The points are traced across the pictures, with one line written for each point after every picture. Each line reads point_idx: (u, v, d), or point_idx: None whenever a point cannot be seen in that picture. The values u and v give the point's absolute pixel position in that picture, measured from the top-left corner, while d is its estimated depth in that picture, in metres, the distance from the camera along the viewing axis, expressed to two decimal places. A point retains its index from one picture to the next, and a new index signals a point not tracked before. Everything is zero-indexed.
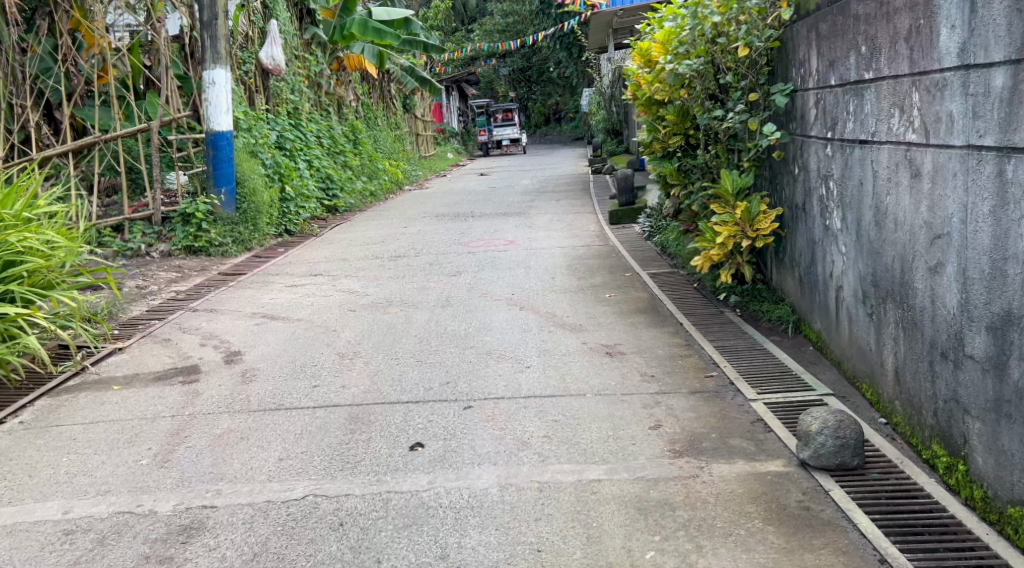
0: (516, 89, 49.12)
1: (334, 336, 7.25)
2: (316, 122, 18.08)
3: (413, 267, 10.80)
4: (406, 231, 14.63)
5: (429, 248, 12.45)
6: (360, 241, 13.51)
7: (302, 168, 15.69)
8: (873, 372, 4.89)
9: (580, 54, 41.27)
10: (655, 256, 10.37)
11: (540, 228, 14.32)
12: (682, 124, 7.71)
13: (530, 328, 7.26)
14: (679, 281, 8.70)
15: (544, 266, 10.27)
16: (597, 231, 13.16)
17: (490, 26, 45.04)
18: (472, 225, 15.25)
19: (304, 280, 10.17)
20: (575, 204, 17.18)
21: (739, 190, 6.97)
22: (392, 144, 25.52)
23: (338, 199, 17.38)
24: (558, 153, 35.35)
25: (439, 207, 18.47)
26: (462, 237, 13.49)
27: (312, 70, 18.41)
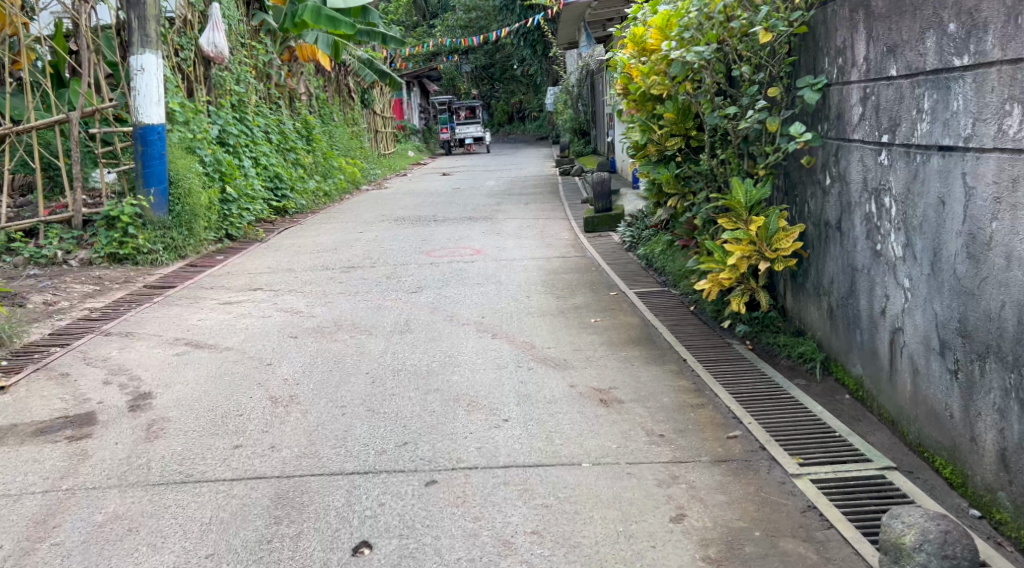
0: (479, 87, 47.95)
1: (269, 373, 6.09)
2: (265, 116, 16.88)
3: (367, 281, 9.61)
4: (362, 237, 13.44)
5: (386, 256, 11.35)
6: (310, 248, 12.38)
7: (247, 168, 14.63)
8: (954, 444, 3.82)
9: (545, 51, 40.22)
10: (639, 271, 9.27)
11: (507, 235, 13.22)
12: (683, 123, 6.53)
13: (506, 364, 6.05)
14: (673, 303, 7.56)
15: (516, 282, 9.13)
16: (572, 240, 12.09)
17: (452, 22, 43.89)
18: (435, 231, 14.08)
19: (242, 296, 8.98)
20: (545, 209, 16.10)
21: (754, 202, 5.77)
22: (348, 141, 24.26)
23: (287, 199, 16.22)
24: (523, 153, 34.30)
25: (398, 209, 17.36)
26: (425, 245, 12.36)
27: (260, 59, 17.17)
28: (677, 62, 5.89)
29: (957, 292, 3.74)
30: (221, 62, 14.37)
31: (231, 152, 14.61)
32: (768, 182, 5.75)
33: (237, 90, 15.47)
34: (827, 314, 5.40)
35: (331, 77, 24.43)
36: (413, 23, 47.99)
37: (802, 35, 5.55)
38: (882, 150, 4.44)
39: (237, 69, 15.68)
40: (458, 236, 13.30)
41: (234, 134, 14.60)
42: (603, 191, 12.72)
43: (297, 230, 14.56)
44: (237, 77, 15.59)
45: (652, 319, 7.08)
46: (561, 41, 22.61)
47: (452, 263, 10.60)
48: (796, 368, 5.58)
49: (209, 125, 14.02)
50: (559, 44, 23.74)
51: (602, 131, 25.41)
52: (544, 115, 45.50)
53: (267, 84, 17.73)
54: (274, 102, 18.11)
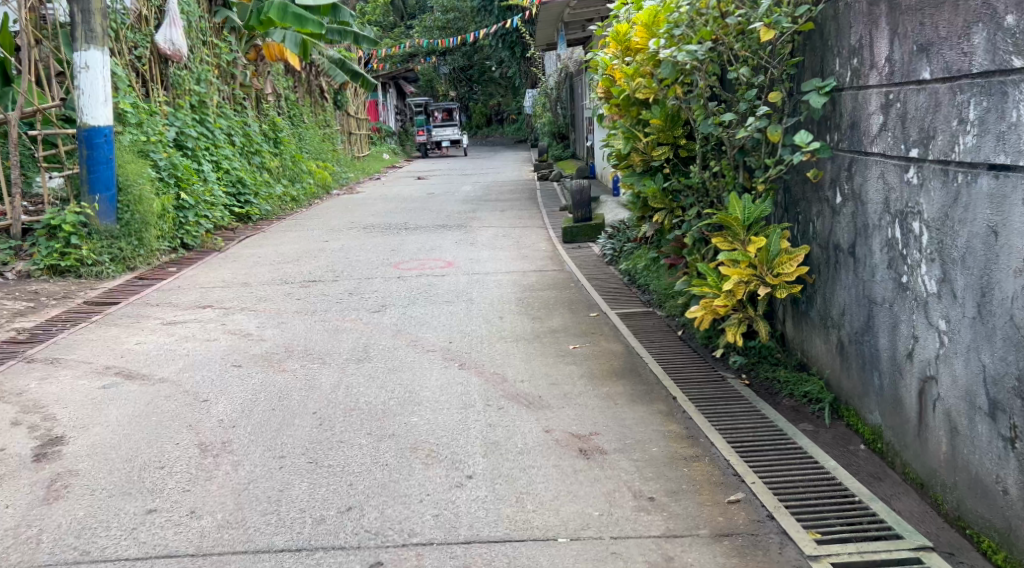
0: (457, 89, 47.25)
1: (202, 413, 5.45)
2: (228, 118, 16.15)
3: (326, 299, 8.91)
4: (328, 246, 12.75)
5: (352, 268, 10.65)
6: (270, 260, 11.66)
7: (207, 172, 13.91)
8: (1010, 524, 3.23)
9: (524, 53, 39.57)
10: (621, 288, 8.61)
11: (481, 245, 12.53)
12: (671, 131, 5.84)
13: (474, 403, 5.34)
14: (660, 327, 6.86)
15: (487, 300, 8.44)
16: (550, 252, 11.41)
17: (429, 22, 43.24)
18: (406, 240, 13.39)
19: (190, 317, 8.28)
20: (522, 217, 15.40)
21: (752, 221, 5.07)
22: (320, 144, 23.59)
23: (251, 206, 15.54)
24: (501, 156, 33.62)
25: (369, 215, 16.64)
26: (394, 256, 11.66)
27: (223, 57, 16.44)
28: (666, 63, 5.19)
29: (1017, 344, 3.14)
30: (179, 60, 13.87)
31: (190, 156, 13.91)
32: (769, 199, 5.07)
33: (197, 90, 14.76)
34: (836, 349, 4.73)
35: (301, 78, 23.74)
36: (390, 24, 47.28)
37: (808, 32, 4.84)
38: (909, 166, 3.77)
39: (196, 68, 14.95)
40: (429, 246, 12.58)
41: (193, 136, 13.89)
42: (582, 200, 12.04)
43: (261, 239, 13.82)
44: (197, 77, 14.89)
45: (636, 347, 6.37)
46: (539, 42, 21.95)
47: (421, 278, 9.91)
48: (799, 410, 4.89)
49: (165, 128, 13.32)
50: (537, 46, 23.06)
51: (582, 136, 24.75)
52: (524, 117, 44.84)
53: (232, 83, 16.99)
54: (239, 103, 17.37)
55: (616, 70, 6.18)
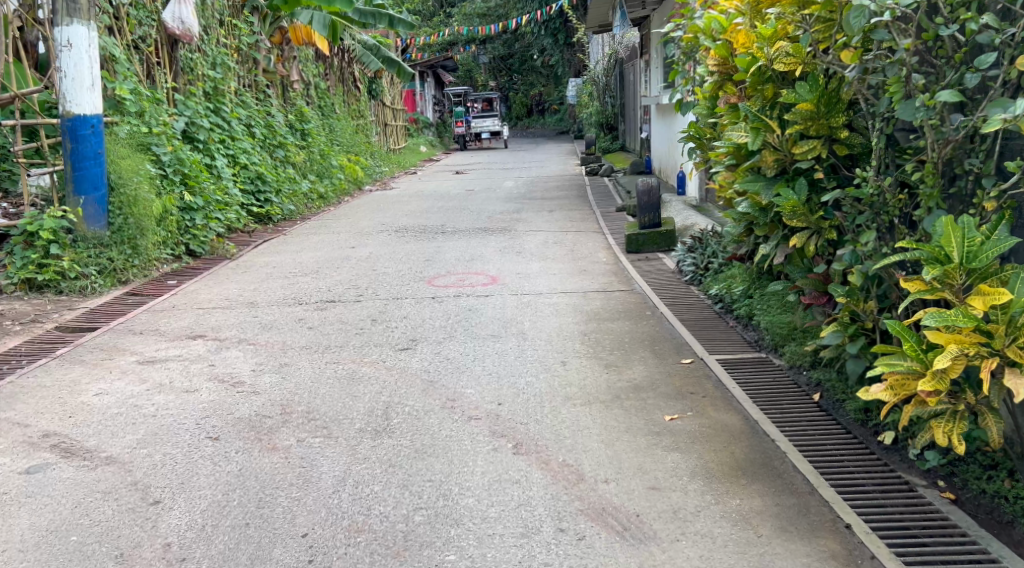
0: (496, 79, 45.56)
1: (149, 534, 3.73)
2: (249, 107, 14.49)
3: (345, 328, 7.18)
4: (355, 254, 11.09)
5: (382, 285, 8.93)
6: (286, 270, 10.02)
7: (221, 168, 12.26)
8: None
9: (568, 40, 37.84)
10: (714, 321, 6.87)
11: (532, 253, 10.82)
12: (827, 118, 4.20)
13: (540, 523, 3.66)
14: (789, 393, 5.13)
15: (544, 334, 6.70)
16: (613, 265, 9.66)
17: (469, 10, 41.65)
18: (444, 246, 11.70)
19: (175, 354, 6.54)
20: (574, 218, 13.68)
21: (978, 262, 3.42)
22: (351, 135, 21.92)
23: (272, 205, 13.88)
24: (543, 149, 31.90)
25: (403, 216, 14.95)
26: (432, 268, 9.94)
27: (243, 39, 14.70)
28: (854, 12, 3.63)
29: None
30: (190, 42, 12.07)
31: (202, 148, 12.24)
32: (1004, 224, 3.46)
33: (212, 75, 12.99)
34: None
35: (332, 65, 22.07)
36: (428, 12, 45.73)
37: None
38: None
39: (211, 49, 13.18)
40: (473, 255, 10.85)
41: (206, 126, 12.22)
42: (650, 203, 10.26)
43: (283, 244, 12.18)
44: (212, 60, 13.15)
45: (763, 425, 4.64)
46: (591, 23, 20.16)
47: (462, 298, 8.20)
48: None
49: (172, 117, 11.60)
50: (589, 28, 21.22)
51: (633, 127, 22.94)
52: (566, 107, 43.12)
53: (253, 69, 15.27)
54: (262, 90, 15.67)
55: (745, 35, 4.59)
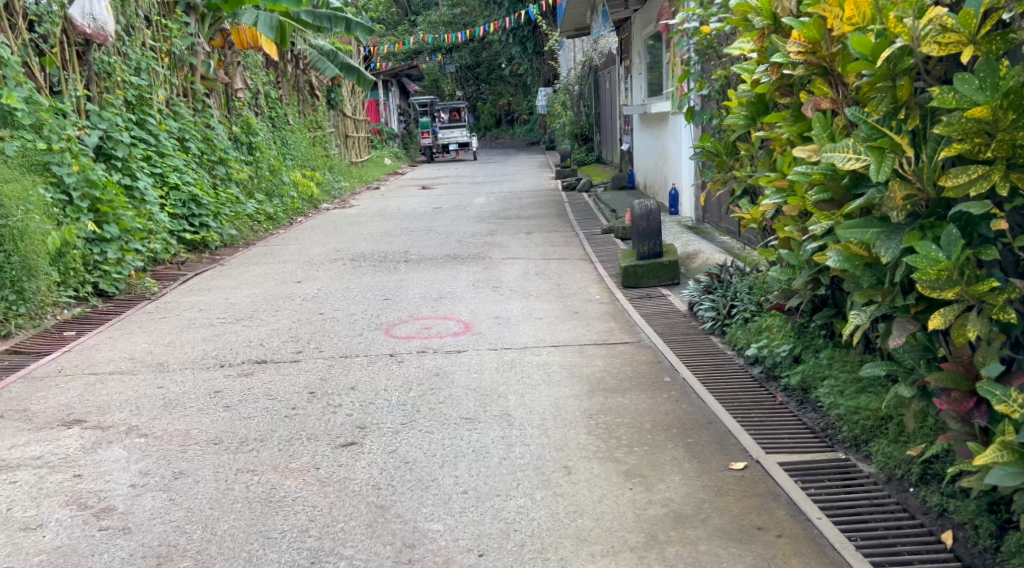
0: (463, 88, 43.95)
1: None
2: (185, 118, 13.15)
3: (271, 405, 5.52)
4: (302, 291, 9.45)
5: (329, 338, 7.27)
6: (215, 315, 8.37)
7: (146, 188, 10.73)
8: None
9: (537, 49, 36.38)
10: (754, 393, 5.43)
11: (511, 287, 9.22)
12: (1007, 130, 3.22)
13: None
14: (902, 528, 3.73)
15: (535, 418, 5.10)
16: (608, 303, 8.11)
17: (434, 17, 40.15)
18: (407, 280, 10.09)
19: (35, 452, 4.79)
20: (555, 243, 12.10)
21: None
22: (304, 148, 20.24)
23: (208, 230, 12.58)
24: (513, 161, 30.29)
25: (360, 241, 13.36)
26: (391, 310, 8.30)
27: (176, 42, 13.40)
28: None
29: None
30: (106, 43, 10.33)
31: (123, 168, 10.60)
32: None
33: (135, 82, 11.63)
34: None
35: (284, 73, 20.78)
36: (393, 20, 44.11)
37: None
38: None
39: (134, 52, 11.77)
40: (442, 291, 9.22)
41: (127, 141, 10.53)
42: (650, 229, 8.60)
43: (220, 280, 10.52)
44: (135, 64, 11.70)
45: None
46: (567, 26, 18.65)
47: (427, 357, 6.57)
48: None
49: (82, 132, 9.88)
50: (564, 32, 19.70)
51: (611, 138, 21.34)
52: (536, 118, 41.66)
53: (189, 77, 14.02)
54: (200, 100, 14.35)
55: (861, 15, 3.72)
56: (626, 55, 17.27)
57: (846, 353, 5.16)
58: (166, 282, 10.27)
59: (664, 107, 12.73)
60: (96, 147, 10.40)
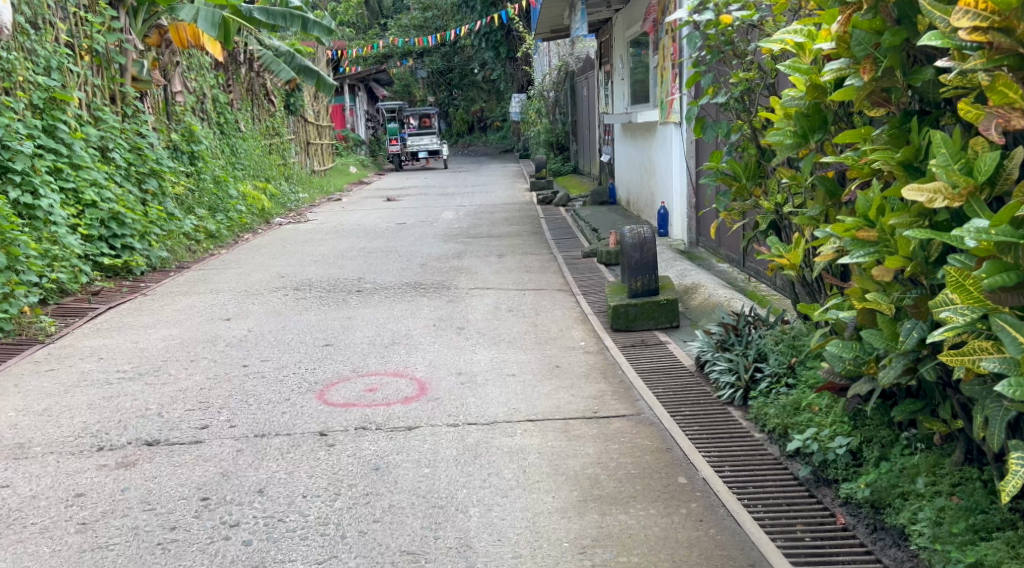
0: (435, 94, 42.64)
1: None
2: (110, 124, 12.26)
3: (143, 523, 4.15)
4: (227, 338, 8.14)
5: (241, 414, 5.88)
6: (114, 369, 7.30)
7: (52, 206, 10.12)
8: None
9: (510, 54, 34.95)
10: (805, 507, 3.94)
11: (478, 328, 7.78)
12: None
13: None
14: None
15: (506, 552, 3.69)
16: (596, 351, 6.69)
17: (405, 21, 38.82)
18: (356, 315, 8.74)
19: None
20: (529, 269, 10.68)
21: None
22: (255, 158, 19.05)
23: (133, 254, 11.81)
24: (487, 170, 28.93)
25: (309, 264, 11.97)
26: (330, 364, 6.90)
27: (98, 39, 12.53)
28: None
29: None
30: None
31: (22, 183, 10.00)
32: None
33: (42, 83, 10.78)
34: None
35: (236, 76, 19.48)
36: (364, 24, 42.79)
37: None
38: None
39: (43, 49, 11.04)
40: (396, 332, 7.80)
41: (26, 153, 9.94)
42: (645, 261, 7.11)
43: (136, 324, 9.12)
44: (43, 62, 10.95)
45: None
46: (543, 28, 17.31)
47: (366, 439, 5.13)
48: None
49: None
50: (541, 34, 18.29)
51: (590, 147, 19.99)
52: (510, 124, 40.21)
53: (117, 79, 13.00)
54: (131, 105, 13.38)
55: None
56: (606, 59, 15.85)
57: (943, 457, 3.63)
58: (69, 319, 9.43)
59: (652, 116, 11.30)
60: None
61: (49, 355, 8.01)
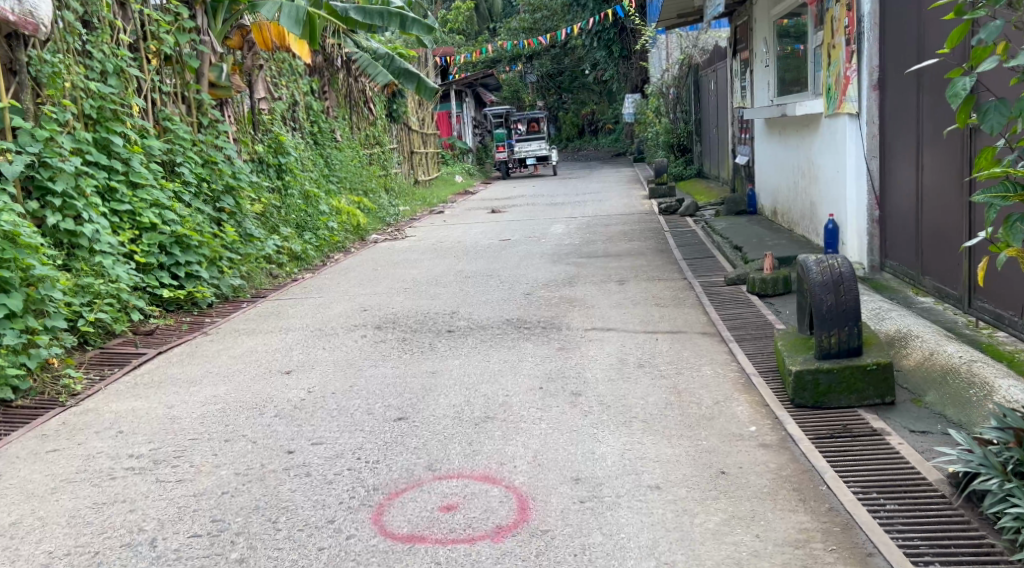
0: (545, 98, 40.72)
1: None
2: (180, 135, 10.27)
3: None
4: (272, 396, 6.28)
5: (260, 552, 4.07)
6: (129, 448, 5.32)
7: (98, 232, 8.11)
8: None
9: (624, 53, 32.70)
10: None
11: (600, 395, 5.78)
12: None
13: None
14: None
15: None
16: (784, 443, 4.75)
17: (514, 24, 36.97)
18: (442, 368, 6.77)
19: None
20: (659, 300, 8.63)
21: None
22: (351, 168, 17.41)
23: (200, 284, 9.53)
24: (602, 175, 26.79)
25: (398, 293, 10.13)
26: (398, 455, 4.93)
27: (166, 40, 10.37)
28: None
29: None
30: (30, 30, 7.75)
31: (64, 206, 8.06)
32: None
33: (97, 90, 8.65)
34: None
35: (330, 81, 17.92)
36: (473, 31, 41.10)
37: None
38: None
39: (98, 52, 8.87)
40: (491, 400, 5.82)
41: (70, 171, 8.01)
42: (842, 310, 5.25)
43: (179, 380, 6.83)
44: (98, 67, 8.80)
45: None
46: (667, 14, 15.15)
47: None
48: None
49: None
50: (665, 23, 16.13)
51: (719, 149, 17.72)
52: (623, 126, 37.86)
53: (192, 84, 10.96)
54: (208, 114, 11.24)
55: None
56: (744, 46, 13.63)
57: None
58: (106, 369, 7.24)
59: (815, 106, 9.38)
60: (25, 176, 7.88)
61: (60, 429, 5.84)
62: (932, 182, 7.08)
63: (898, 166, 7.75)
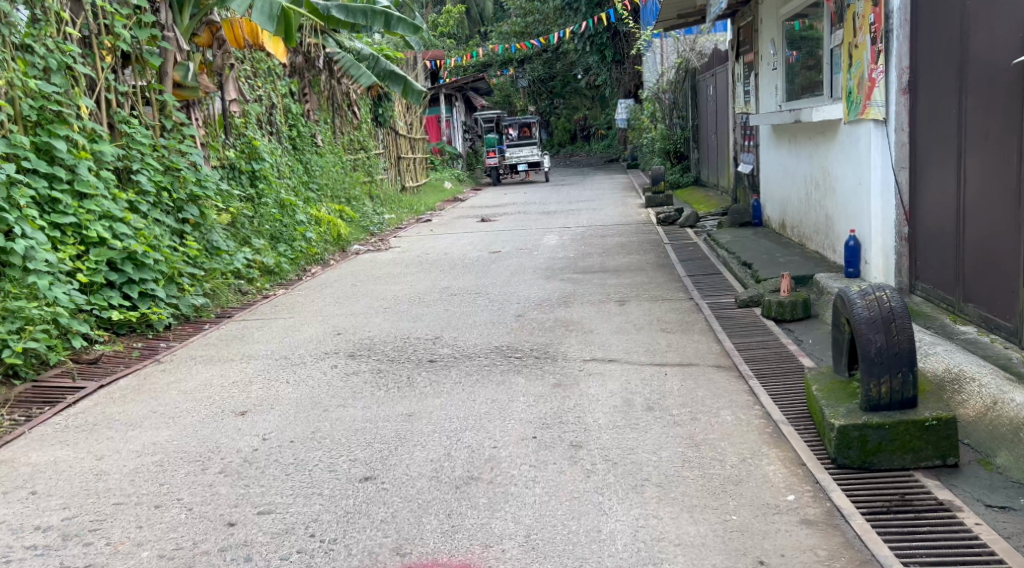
0: (536, 103, 39.84)
1: None
2: (137, 140, 9.33)
3: None
4: (219, 441, 5.37)
5: None
6: (36, 519, 4.34)
7: (33, 248, 7.17)
8: None
9: (617, 57, 31.90)
10: None
11: (605, 447, 4.92)
12: None
13: None
14: None
15: None
16: (832, 521, 3.97)
17: (505, 27, 36.11)
18: (418, 408, 5.87)
19: None
20: (664, 324, 7.79)
21: None
22: (332, 174, 16.50)
23: (155, 305, 8.55)
24: (595, 182, 25.92)
25: (378, 314, 9.25)
26: (360, 533, 4.04)
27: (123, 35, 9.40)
28: None
29: None
30: None
31: None
32: None
33: (37, 87, 7.70)
34: None
35: (310, 83, 17.01)
36: (464, 35, 40.22)
37: None
38: None
39: (41, 45, 7.92)
40: (476, 453, 4.93)
41: None
42: (897, 355, 4.42)
43: (116, 423, 5.78)
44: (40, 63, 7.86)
45: None
46: (666, 15, 14.29)
47: None
48: None
49: None
50: (664, 24, 15.29)
51: (719, 156, 16.89)
52: (616, 133, 37.01)
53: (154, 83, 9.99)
54: (172, 117, 10.27)
55: None
56: (748, 47, 12.78)
57: None
58: (33, 407, 6.19)
59: (833, 111, 8.53)
60: None
61: None
62: (976, 196, 6.24)
63: (932, 178, 6.91)
